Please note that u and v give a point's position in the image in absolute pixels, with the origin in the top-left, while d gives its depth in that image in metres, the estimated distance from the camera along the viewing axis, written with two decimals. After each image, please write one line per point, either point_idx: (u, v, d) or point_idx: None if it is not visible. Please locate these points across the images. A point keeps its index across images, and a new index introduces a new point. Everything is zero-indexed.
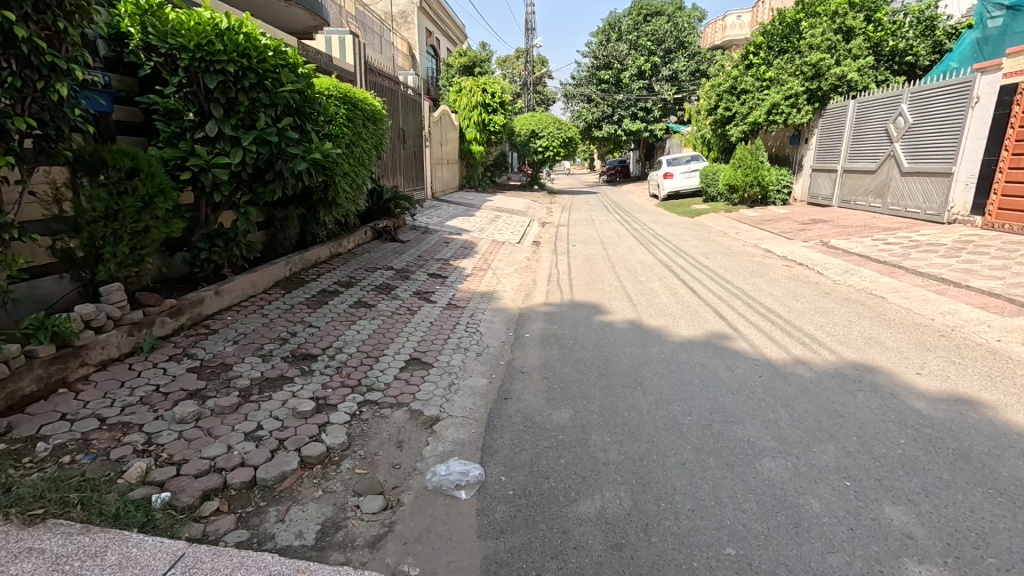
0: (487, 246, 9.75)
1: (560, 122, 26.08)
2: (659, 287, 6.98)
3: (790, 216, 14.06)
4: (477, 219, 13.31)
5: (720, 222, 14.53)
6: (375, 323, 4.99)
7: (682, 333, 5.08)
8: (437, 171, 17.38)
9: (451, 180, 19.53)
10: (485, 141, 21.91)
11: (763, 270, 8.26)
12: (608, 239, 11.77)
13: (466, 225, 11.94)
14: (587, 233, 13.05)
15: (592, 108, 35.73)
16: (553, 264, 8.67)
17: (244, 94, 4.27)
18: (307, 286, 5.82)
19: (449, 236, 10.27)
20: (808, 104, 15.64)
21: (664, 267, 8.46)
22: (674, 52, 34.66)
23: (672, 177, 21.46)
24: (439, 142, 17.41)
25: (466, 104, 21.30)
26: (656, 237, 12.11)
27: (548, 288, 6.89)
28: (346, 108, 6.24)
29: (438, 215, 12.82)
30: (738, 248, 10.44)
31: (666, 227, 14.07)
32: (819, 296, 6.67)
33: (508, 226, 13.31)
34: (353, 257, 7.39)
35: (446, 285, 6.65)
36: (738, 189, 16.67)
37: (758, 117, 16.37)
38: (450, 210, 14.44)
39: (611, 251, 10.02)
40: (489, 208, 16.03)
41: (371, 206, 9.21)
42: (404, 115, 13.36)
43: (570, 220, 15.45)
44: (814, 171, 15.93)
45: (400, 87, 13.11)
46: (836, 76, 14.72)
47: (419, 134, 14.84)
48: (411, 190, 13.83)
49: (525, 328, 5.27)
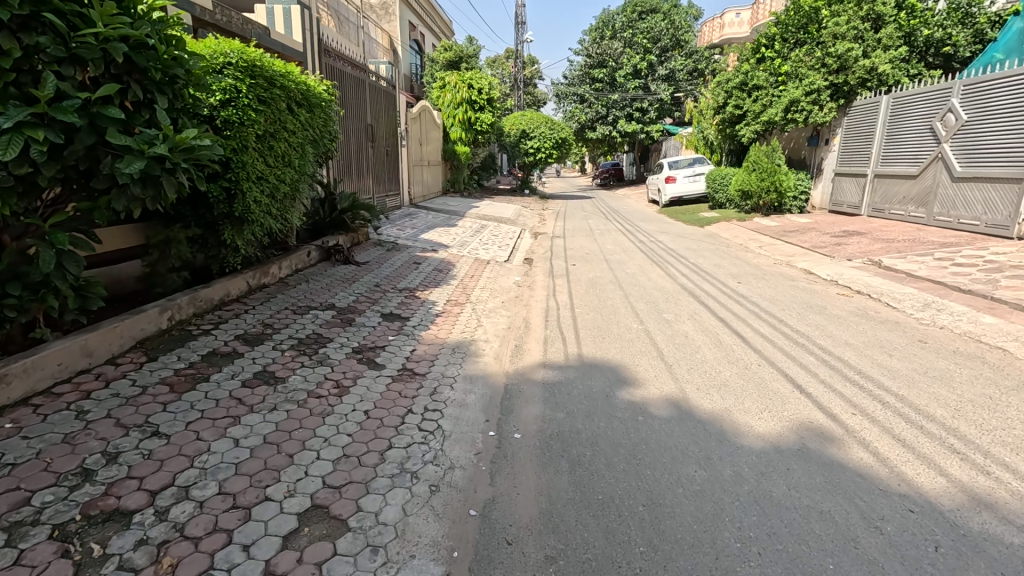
0: (468, 268, 7.91)
1: (552, 121, 24.36)
2: (695, 331, 5.21)
3: (816, 226, 12.43)
4: (460, 230, 11.51)
5: (735, 234, 12.87)
6: (273, 421, 3.08)
7: (758, 428, 3.28)
8: (417, 176, 15.56)
9: (434, 184, 17.70)
10: (472, 141, 20.13)
11: (817, 301, 6.54)
12: (613, 254, 10.03)
13: (445, 238, 10.11)
14: (588, 245, 11.29)
15: (586, 108, 34.06)
16: (551, 292, 6.87)
17: (9, 38, 2.42)
18: (190, 345, 3.90)
19: (423, 254, 8.41)
20: (832, 101, 14.01)
21: (690, 296, 6.70)
22: (670, 50, 33.14)
23: (674, 181, 19.65)
24: (419, 143, 15.59)
25: (451, 100, 19.52)
26: (668, 252, 10.38)
27: (547, 334, 5.07)
28: (256, 83, 4.35)
29: (414, 226, 11.00)
30: (770, 268, 8.74)
31: (676, 239, 12.36)
32: (913, 345, 4.94)
33: (495, 238, 11.51)
34: (283, 290, 5.48)
35: (405, 334, 4.78)
36: (751, 196, 15.03)
37: (774, 115, 14.76)
38: (429, 219, 12.60)
39: (620, 272, 8.28)
40: (474, 216, 14.23)
41: (322, 218, 7.40)
42: (375, 111, 11.55)
43: (567, 230, 13.69)
44: (837, 176, 14.31)
45: (369, 77, 11.31)
46: (864, 69, 13.13)
47: (394, 132, 13.03)
48: (383, 197, 12.01)
49: (514, 417, 3.41)
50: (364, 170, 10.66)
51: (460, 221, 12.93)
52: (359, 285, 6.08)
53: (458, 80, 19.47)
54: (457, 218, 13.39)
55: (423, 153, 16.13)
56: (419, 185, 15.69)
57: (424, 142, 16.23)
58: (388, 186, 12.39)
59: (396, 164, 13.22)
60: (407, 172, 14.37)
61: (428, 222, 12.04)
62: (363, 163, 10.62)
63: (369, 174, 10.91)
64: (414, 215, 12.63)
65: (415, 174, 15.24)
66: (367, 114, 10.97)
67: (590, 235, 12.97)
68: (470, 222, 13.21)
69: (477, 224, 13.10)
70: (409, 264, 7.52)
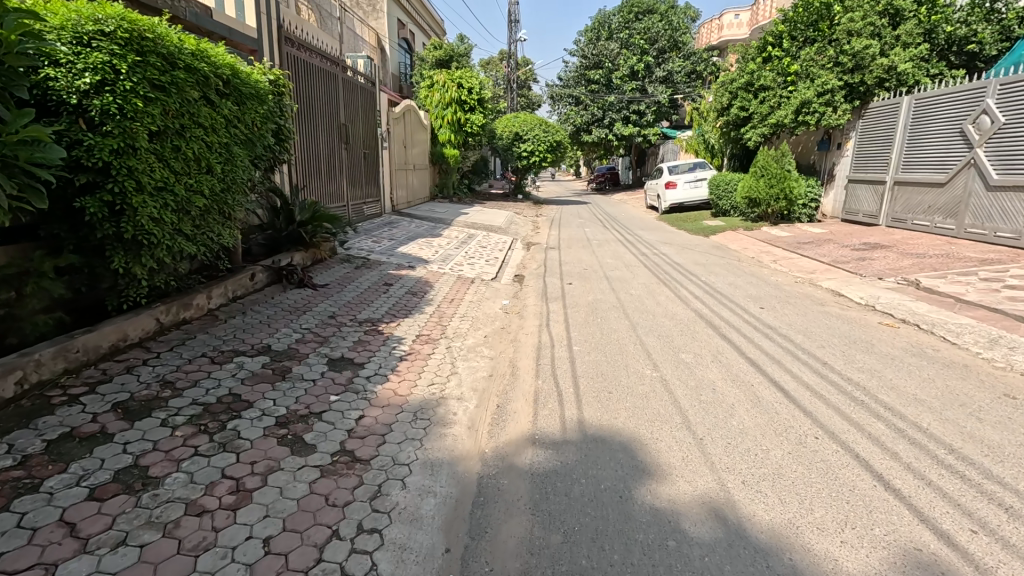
0: (449, 290, 6.82)
1: (547, 124, 23.36)
2: (723, 382, 4.15)
3: (832, 238, 11.45)
4: (444, 241, 10.44)
5: (745, 245, 11.85)
6: (109, 571, 1.99)
7: (844, 563, 2.24)
8: (402, 181, 14.47)
9: (420, 189, 16.62)
10: (461, 143, 19.07)
11: (859, 333, 5.54)
12: (612, 269, 8.99)
13: (425, 252, 9.00)
14: (586, 258, 10.23)
15: (581, 111, 33.11)
16: (544, 321, 5.82)
17: None
18: (41, 423, 2.80)
19: (397, 273, 7.32)
20: (846, 102, 13.04)
21: (709, 326, 5.68)
22: (667, 52, 32.29)
23: (675, 187, 18.74)
24: (403, 145, 14.51)
25: (439, 100, 18.45)
26: (675, 267, 9.34)
27: (538, 389, 3.98)
28: (146, 60, 3.26)
29: (392, 237, 9.89)
30: (793, 288, 7.74)
31: (680, 251, 11.32)
32: (1001, 399, 3.92)
33: (483, 250, 10.43)
34: (207, 327, 4.36)
35: (353, 391, 3.70)
36: (759, 203, 14.04)
37: (783, 117, 13.80)
38: (411, 228, 11.50)
39: (623, 293, 7.22)
40: (462, 224, 13.14)
41: (278, 230, 6.40)
42: (350, 109, 10.48)
43: (562, 240, 12.64)
44: (851, 182, 13.35)
45: (343, 72, 10.23)
46: (882, 68, 12.18)
47: (374, 134, 11.94)
48: (360, 205, 10.91)
49: (486, 545, 2.33)
50: (335, 175, 9.56)
51: (445, 231, 11.86)
52: (309, 318, 4.97)
53: (447, 79, 18.43)
54: (443, 227, 12.32)
55: (408, 156, 15.06)
56: (403, 191, 14.60)
57: (409, 144, 15.15)
58: (365, 192, 11.30)
59: (376, 167, 12.13)
60: (389, 176, 13.28)
61: (410, 232, 10.94)
62: (333, 167, 9.53)
63: (340, 179, 9.81)
64: (395, 224, 11.51)
65: (398, 179, 14.14)
66: (340, 112, 9.88)
67: (587, 245, 11.93)
68: (456, 231, 12.13)
69: (464, 234, 12.03)
70: (377, 286, 6.43)
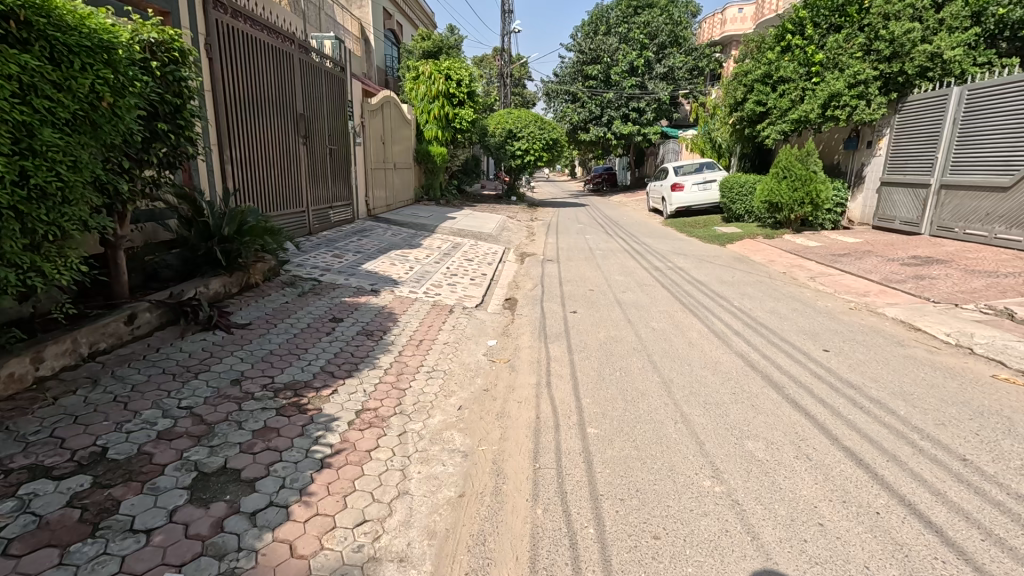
0: (418, 324, 5.23)
1: (543, 120, 21.76)
2: (832, 509, 2.61)
3: (871, 249, 9.97)
4: (422, 254, 8.84)
5: (770, 257, 10.35)
6: None
7: None
8: (380, 182, 12.86)
9: (402, 191, 15.00)
10: (449, 140, 17.54)
11: (978, 395, 4.02)
12: (624, 290, 7.44)
13: (395, 269, 7.38)
14: (590, 272, 8.69)
15: (578, 108, 31.57)
16: (544, 376, 4.26)
17: None
18: None
19: (353, 300, 5.71)
20: (881, 95, 11.60)
21: (770, 386, 4.13)
22: (668, 47, 30.87)
23: (682, 189, 17.23)
24: (383, 142, 12.92)
25: (425, 93, 16.92)
26: (698, 286, 7.79)
27: (539, 531, 2.43)
28: None
29: (359, 248, 8.28)
30: (852, 318, 6.23)
31: (697, 263, 9.82)
32: None
33: (468, 264, 8.84)
34: (15, 416, 2.77)
35: (214, 555, 2.10)
36: (781, 208, 12.55)
37: (808, 112, 12.36)
38: (386, 236, 9.90)
39: (642, 326, 5.69)
40: (447, 232, 11.54)
41: (192, 249, 4.83)
42: (313, 96, 8.89)
43: (561, 251, 11.09)
44: (884, 185, 11.88)
45: (304, 52, 8.64)
46: (925, 55, 10.73)
47: (345, 128, 10.34)
48: (323, 208, 9.29)
49: None
50: (287, 172, 7.95)
51: (426, 239, 10.27)
52: (198, 387, 3.36)
53: (433, 70, 16.95)
54: (424, 234, 10.73)
55: (389, 153, 13.49)
56: (382, 194, 13.00)
57: (390, 141, 13.57)
58: (332, 194, 9.70)
59: (348, 166, 10.53)
60: (364, 176, 11.68)
61: (384, 241, 9.36)
62: (285, 162, 7.91)
63: (295, 177, 8.20)
64: (367, 232, 9.91)
65: (376, 180, 12.54)
66: (297, 98, 8.28)
67: (591, 256, 10.37)
68: (439, 240, 10.55)
69: (448, 243, 10.45)
70: (319, 323, 4.83)
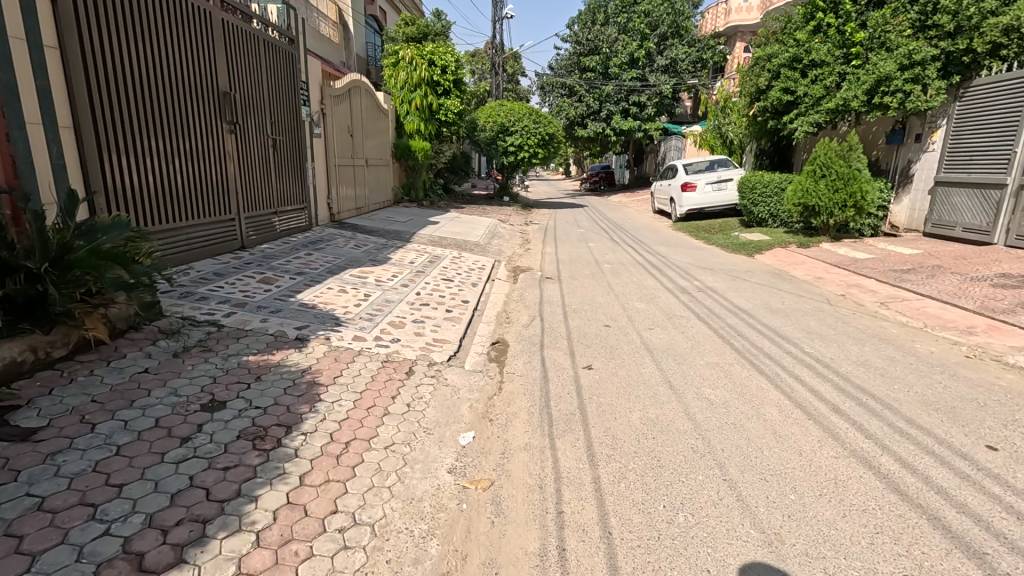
0: (353, 402, 3.38)
1: (537, 113, 19.87)
2: None
3: (939, 263, 8.22)
4: (387, 272, 6.96)
5: (815, 273, 8.56)
6: None
7: None
8: (348, 182, 10.92)
9: (378, 192, 13.07)
10: (434, 134, 15.65)
11: None
12: (651, 325, 5.61)
13: (345, 299, 5.51)
14: (600, 296, 6.85)
15: (576, 102, 29.72)
16: (555, 528, 2.40)
17: None
18: None
19: (263, 356, 3.83)
20: (939, 78, 9.84)
21: (966, 552, 2.29)
22: (669, 38, 29.14)
23: (694, 189, 15.40)
24: (351, 135, 10.98)
25: (406, 80, 15.01)
26: (744, 317, 5.97)
27: None
28: None
29: (303, 268, 6.38)
30: (981, 373, 4.43)
31: (729, 281, 8.02)
32: None
33: (446, 285, 6.95)
34: None
35: None
36: (818, 212, 10.74)
37: (850, 100, 10.60)
38: (346, 248, 8.00)
39: (692, 396, 3.85)
40: (425, 241, 9.66)
41: None
42: (245, 70, 6.92)
43: (561, 264, 9.25)
44: (940, 186, 10.15)
45: (231, 12, 6.65)
46: (999, 30, 8.99)
47: (297, 113, 8.39)
48: (263, 213, 7.38)
49: None
50: (202, 167, 5.99)
51: (398, 252, 8.39)
52: None
53: (415, 54, 15.05)
54: (395, 245, 8.84)
55: (360, 147, 11.56)
56: (351, 196, 11.08)
57: (361, 133, 11.62)
58: (277, 194, 7.77)
59: (301, 160, 8.58)
60: (325, 174, 9.76)
61: (342, 255, 7.49)
62: (200, 154, 5.95)
63: (215, 174, 6.24)
64: (323, 243, 8.03)
65: (342, 179, 10.60)
66: (219, 71, 6.32)
67: (597, 272, 8.55)
68: (414, 252, 8.67)
69: (425, 255, 8.59)
70: (180, 411, 2.96)
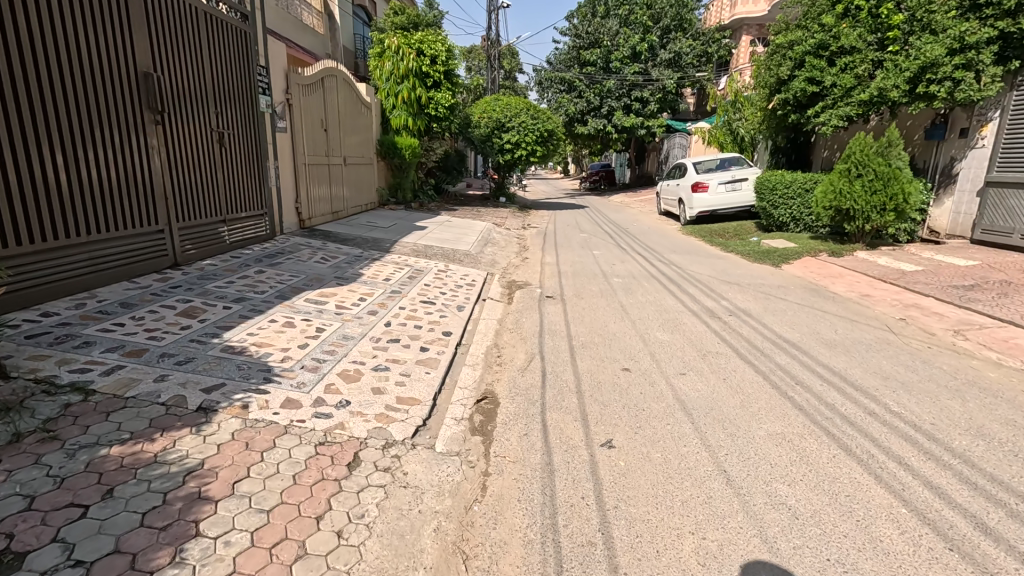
0: (250, 535, 2.17)
1: (535, 108, 18.65)
2: None
3: (1006, 278, 7.04)
4: (355, 294, 5.75)
5: (859, 288, 7.37)
6: None
7: None
8: (321, 183, 9.66)
9: (359, 194, 11.84)
10: (423, 130, 14.42)
11: None
12: (681, 367, 4.41)
13: (289, 337, 4.29)
14: (613, 323, 5.63)
15: (575, 98, 28.49)
16: None
17: None
18: None
19: (131, 446, 2.60)
20: (994, 65, 8.70)
21: None
22: (673, 31, 27.95)
23: (705, 190, 14.25)
24: (325, 130, 9.72)
25: (392, 71, 13.75)
26: (794, 353, 4.77)
27: None
28: None
29: (245, 292, 5.15)
30: None
31: (762, 300, 6.82)
32: None
33: (425, 310, 5.72)
34: None
35: None
36: (852, 216, 9.54)
37: (890, 89, 9.45)
38: (309, 262, 6.77)
39: (762, 501, 2.64)
40: (407, 252, 8.43)
41: None
42: (180, 50, 5.65)
43: (563, 277, 8.05)
44: (992, 187, 9.01)
45: None
46: None
47: (251, 106, 7.11)
48: (203, 226, 6.07)
49: None
50: (108, 168, 4.70)
51: (373, 266, 7.17)
52: None
53: (402, 43, 13.83)
54: (370, 258, 7.62)
55: (337, 144, 10.31)
56: (325, 198, 9.82)
57: (338, 128, 10.37)
58: (224, 202, 6.47)
59: (257, 161, 7.29)
60: (291, 175, 8.50)
61: (302, 272, 6.25)
62: (106, 151, 4.68)
63: (130, 177, 4.96)
64: (282, 257, 6.79)
65: (314, 179, 9.35)
66: (139, 47, 5.04)
67: (607, 288, 7.34)
68: (393, 265, 7.45)
69: (405, 270, 7.37)
70: None
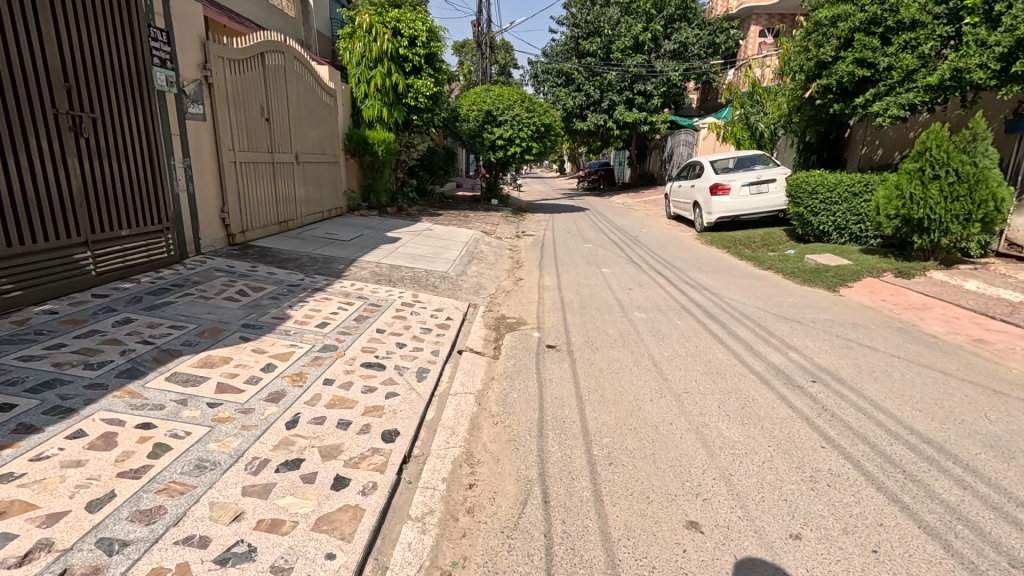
0: None
1: (530, 99, 16.71)
2: None
3: None
4: (258, 360, 3.79)
5: (964, 329, 5.52)
6: None
7: None
8: (263, 186, 7.67)
9: (320, 198, 9.88)
10: (400, 123, 12.47)
11: None
12: (785, 519, 2.53)
13: (80, 479, 2.33)
14: (648, 404, 3.72)
15: (573, 92, 26.54)
16: None
17: None
18: None
19: None
20: None
21: None
22: (678, 20, 26.11)
23: (727, 192, 12.40)
24: (267, 119, 7.72)
25: (363, 53, 11.79)
26: (957, 476, 2.91)
27: None
28: None
29: (67, 369, 3.23)
30: None
31: (844, 350, 4.94)
32: None
33: (366, 382, 3.78)
34: None
35: None
36: (922, 228, 7.69)
37: (973, 70, 7.76)
38: (212, 301, 4.81)
39: None
40: (365, 277, 6.49)
41: None
42: None
43: (568, 310, 6.13)
44: None
45: None
46: None
47: (138, 87, 5.18)
48: (31, 257, 4.10)
49: None
50: None
51: (306, 303, 5.20)
52: None
53: (375, 20, 11.84)
54: (307, 290, 5.65)
55: (287, 136, 8.31)
56: (269, 204, 7.85)
57: (288, 117, 8.37)
58: (79, 220, 4.51)
59: (146, 162, 5.32)
60: (214, 175, 6.52)
61: (192, 318, 4.29)
62: None
63: None
64: (175, 294, 4.82)
65: (252, 181, 7.35)
66: None
67: (627, 329, 5.44)
68: (336, 301, 5.49)
69: (353, 306, 5.41)
70: None
